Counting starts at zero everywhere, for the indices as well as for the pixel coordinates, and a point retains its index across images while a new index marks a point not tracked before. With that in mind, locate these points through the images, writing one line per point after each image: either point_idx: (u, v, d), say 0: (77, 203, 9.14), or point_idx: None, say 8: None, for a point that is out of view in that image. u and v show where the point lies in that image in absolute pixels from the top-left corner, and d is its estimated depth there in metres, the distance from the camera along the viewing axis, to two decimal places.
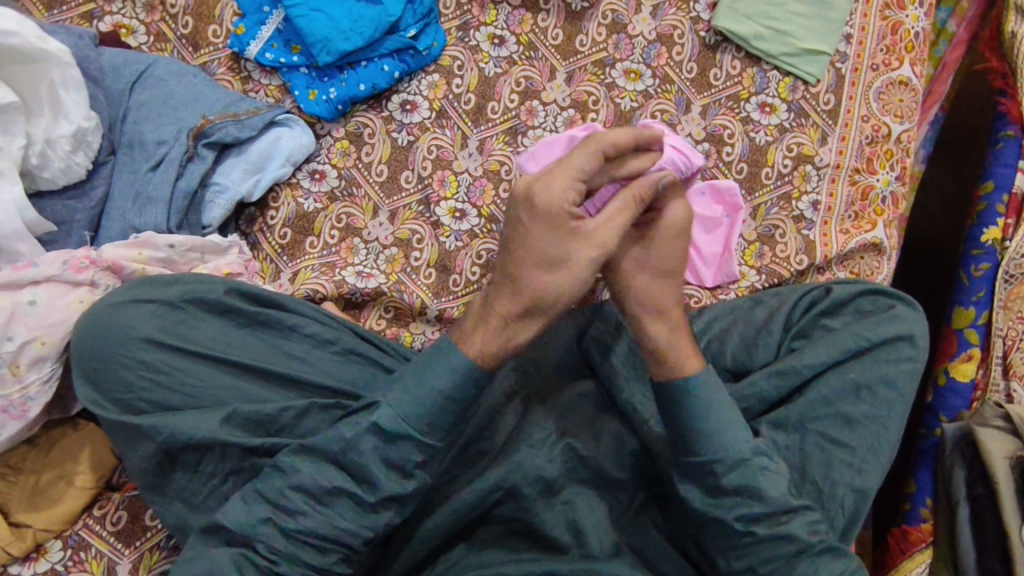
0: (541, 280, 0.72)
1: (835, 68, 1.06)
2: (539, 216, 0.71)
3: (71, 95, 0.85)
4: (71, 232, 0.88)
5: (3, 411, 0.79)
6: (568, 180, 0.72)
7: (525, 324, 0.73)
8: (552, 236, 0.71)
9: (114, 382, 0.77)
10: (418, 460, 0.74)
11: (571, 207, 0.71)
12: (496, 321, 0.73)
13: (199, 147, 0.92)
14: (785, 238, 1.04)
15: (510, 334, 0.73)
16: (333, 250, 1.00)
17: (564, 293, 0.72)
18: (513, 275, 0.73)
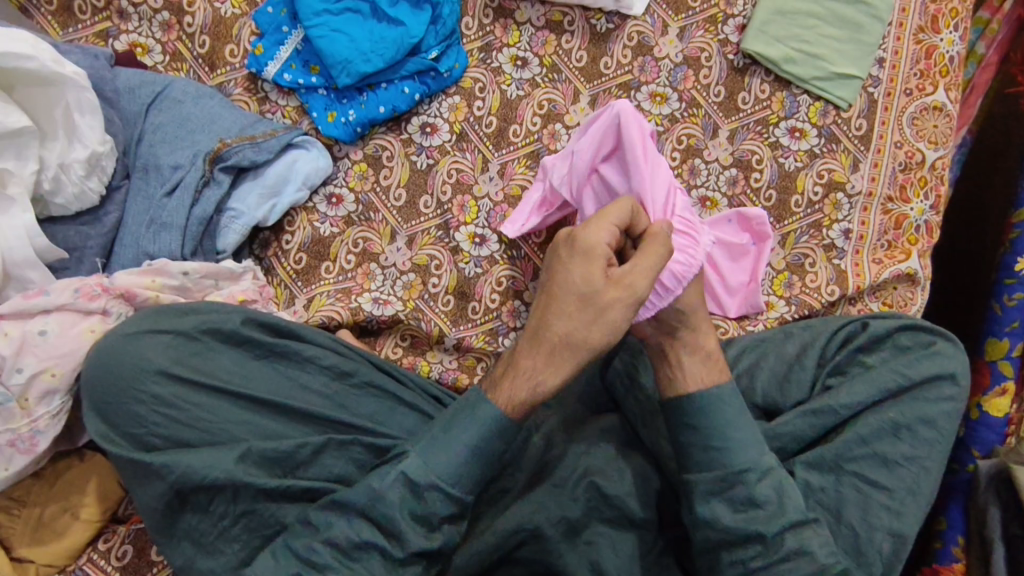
0: (569, 326, 0.70)
1: (868, 93, 1.03)
2: (576, 255, 0.70)
3: (87, 119, 0.83)
4: (83, 259, 0.86)
5: (10, 444, 0.76)
6: (605, 228, 0.71)
7: (559, 368, 0.71)
8: (586, 270, 0.69)
9: (125, 417, 0.74)
10: (440, 502, 0.72)
11: (606, 255, 0.70)
12: (527, 367, 0.72)
13: (216, 172, 0.90)
14: (815, 267, 1.01)
15: (538, 381, 0.71)
16: (349, 275, 0.97)
17: (595, 338, 0.70)
18: (543, 319, 0.71)
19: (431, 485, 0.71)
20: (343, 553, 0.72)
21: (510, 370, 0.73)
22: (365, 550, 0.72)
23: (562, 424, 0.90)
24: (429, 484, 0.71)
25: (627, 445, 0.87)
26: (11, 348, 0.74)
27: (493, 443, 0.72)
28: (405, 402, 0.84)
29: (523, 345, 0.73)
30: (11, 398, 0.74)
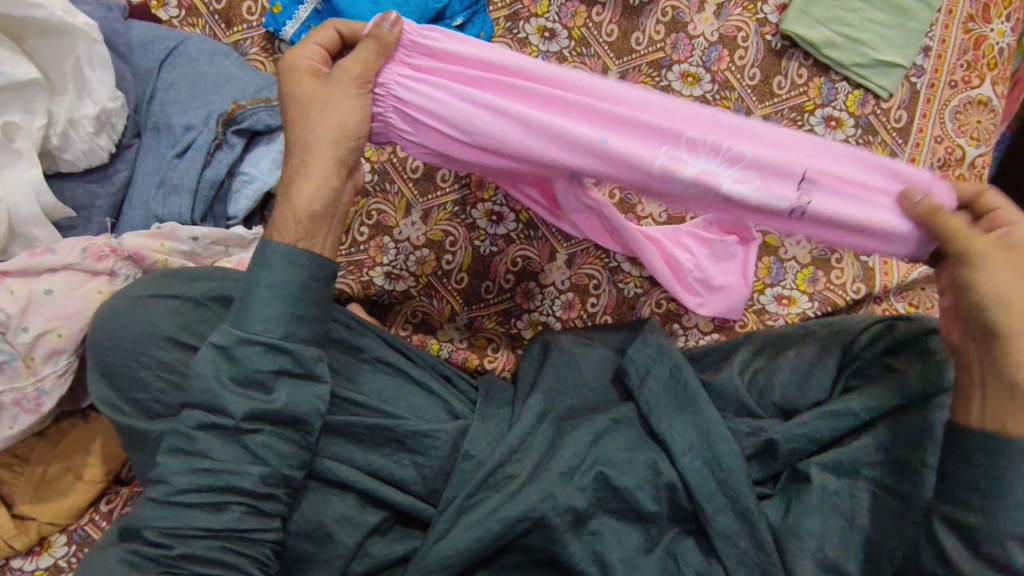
0: (345, 127, 0.69)
1: (910, 83, 0.98)
2: (992, 390, 0.63)
3: (97, 74, 0.80)
4: (91, 218, 0.84)
5: (15, 404, 0.75)
6: (314, 53, 0.71)
7: (353, 183, 0.72)
8: (307, 90, 0.70)
9: (129, 382, 0.73)
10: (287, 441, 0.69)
11: (311, 75, 0.71)
12: (307, 171, 0.70)
13: (229, 134, 0.86)
14: (841, 264, 0.98)
15: (312, 206, 0.69)
16: (361, 248, 0.96)
17: (350, 135, 0.70)
18: (311, 111, 0.69)
19: (251, 350, 0.68)
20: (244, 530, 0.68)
21: (296, 170, 0.70)
22: (235, 452, 0.68)
23: (571, 411, 0.88)
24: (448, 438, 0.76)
25: (638, 437, 0.86)
26: (16, 307, 0.73)
27: (294, 290, 0.69)
28: (412, 378, 0.87)
29: (301, 145, 0.70)
30: (16, 356, 0.73)
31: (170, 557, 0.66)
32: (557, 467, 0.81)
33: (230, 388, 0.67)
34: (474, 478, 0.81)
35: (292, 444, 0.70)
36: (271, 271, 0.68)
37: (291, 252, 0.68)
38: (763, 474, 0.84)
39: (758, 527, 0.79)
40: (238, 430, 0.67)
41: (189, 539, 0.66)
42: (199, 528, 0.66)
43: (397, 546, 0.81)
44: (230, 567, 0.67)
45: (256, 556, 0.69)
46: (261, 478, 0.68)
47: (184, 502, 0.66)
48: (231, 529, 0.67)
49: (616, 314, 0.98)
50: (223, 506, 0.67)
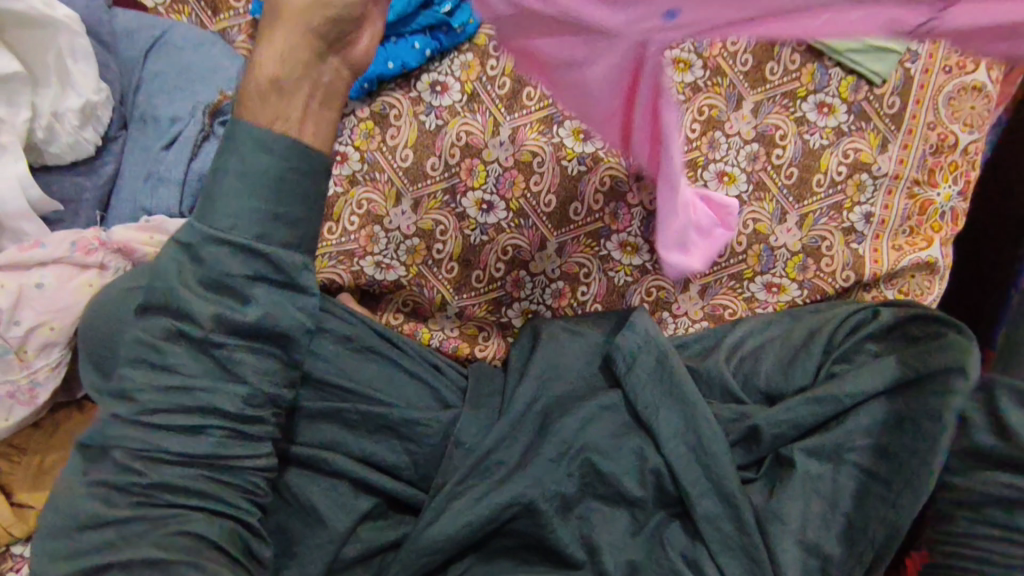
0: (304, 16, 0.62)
1: (904, 68, 0.94)
2: None
3: (79, 66, 0.81)
4: (79, 211, 0.83)
5: (10, 396, 0.76)
6: None
7: (332, 60, 0.65)
8: None
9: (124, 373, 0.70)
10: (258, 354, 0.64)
11: None
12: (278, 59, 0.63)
13: (215, 125, 0.85)
14: (831, 251, 0.98)
15: (280, 81, 0.63)
16: (352, 237, 0.96)
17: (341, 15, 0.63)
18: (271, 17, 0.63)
19: (222, 252, 0.61)
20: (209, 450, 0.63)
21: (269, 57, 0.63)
22: (206, 366, 0.63)
23: (560, 399, 0.89)
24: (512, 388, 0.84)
25: (625, 424, 0.87)
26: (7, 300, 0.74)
27: (260, 183, 0.61)
28: (403, 368, 0.89)
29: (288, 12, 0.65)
30: (9, 349, 0.74)
31: (139, 483, 0.62)
32: (545, 454, 0.83)
33: (203, 298, 0.61)
34: (464, 465, 0.82)
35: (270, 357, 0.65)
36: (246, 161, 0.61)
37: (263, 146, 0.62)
38: (746, 459, 0.85)
39: (742, 511, 0.80)
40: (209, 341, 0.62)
41: (161, 465, 0.62)
42: (171, 453, 0.62)
43: (389, 531, 0.82)
44: (209, 493, 0.64)
45: (238, 484, 0.66)
46: (243, 401, 0.63)
47: (160, 423, 0.62)
48: (205, 455, 0.63)
49: (606, 303, 0.99)
50: (202, 429, 0.63)
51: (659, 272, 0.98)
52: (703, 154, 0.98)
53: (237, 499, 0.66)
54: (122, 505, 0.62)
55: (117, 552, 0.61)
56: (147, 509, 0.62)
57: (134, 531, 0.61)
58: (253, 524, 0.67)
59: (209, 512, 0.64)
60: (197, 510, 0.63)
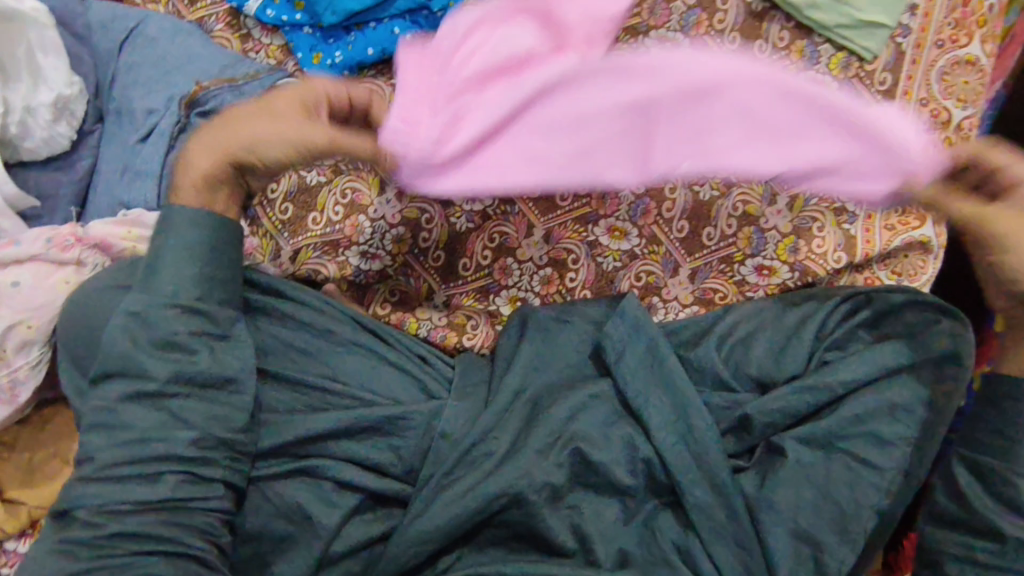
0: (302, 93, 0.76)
1: (896, 43, 0.95)
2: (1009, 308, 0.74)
3: (50, 60, 0.81)
4: (57, 207, 0.83)
5: None
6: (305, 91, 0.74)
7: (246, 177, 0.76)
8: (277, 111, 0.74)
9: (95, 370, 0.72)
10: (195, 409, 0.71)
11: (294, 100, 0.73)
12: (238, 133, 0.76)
13: (193, 117, 0.83)
14: (823, 233, 0.96)
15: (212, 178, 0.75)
16: (336, 227, 0.96)
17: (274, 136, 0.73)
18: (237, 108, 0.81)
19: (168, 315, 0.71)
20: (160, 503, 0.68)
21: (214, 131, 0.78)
22: (160, 417, 0.70)
23: (549, 388, 0.89)
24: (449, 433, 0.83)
25: (615, 412, 0.87)
26: None
27: (220, 247, 0.75)
28: (389, 361, 0.89)
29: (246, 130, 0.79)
30: None
31: (99, 536, 0.66)
32: (532, 445, 0.83)
33: (155, 359, 0.70)
34: (450, 458, 0.82)
35: (210, 411, 0.71)
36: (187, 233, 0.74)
37: (218, 217, 0.74)
38: (738, 446, 0.85)
39: (732, 497, 0.80)
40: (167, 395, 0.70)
41: (121, 514, 0.67)
42: (131, 501, 0.67)
43: (376, 526, 0.82)
44: (165, 537, 0.66)
45: (195, 525, 0.68)
46: (192, 442, 0.69)
47: (114, 476, 0.67)
48: (162, 499, 0.68)
49: (595, 290, 0.98)
50: (156, 476, 0.68)
51: (647, 256, 0.98)
52: None
53: (196, 539, 0.68)
54: (83, 557, 0.65)
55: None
56: (108, 559, 0.65)
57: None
58: (210, 559, 0.67)
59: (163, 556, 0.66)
60: (153, 556, 0.66)
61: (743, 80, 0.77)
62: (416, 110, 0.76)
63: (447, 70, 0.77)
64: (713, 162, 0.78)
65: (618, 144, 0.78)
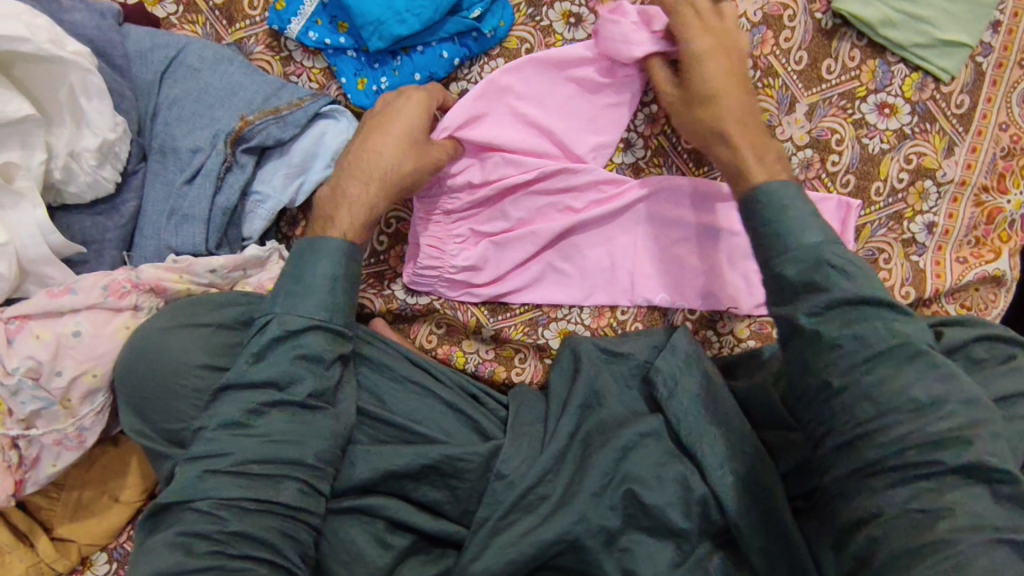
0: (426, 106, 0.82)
1: (975, 63, 0.89)
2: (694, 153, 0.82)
3: (94, 104, 0.76)
4: (103, 252, 0.81)
5: (58, 442, 0.76)
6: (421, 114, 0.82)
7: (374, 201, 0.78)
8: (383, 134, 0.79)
9: (161, 412, 0.73)
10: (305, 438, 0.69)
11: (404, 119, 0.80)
12: (382, 156, 0.78)
13: (238, 153, 0.82)
14: (890, 265, 0.91)
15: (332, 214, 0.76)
16: (381, 258, 0.94)
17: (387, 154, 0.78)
18: (394, 104, 0.81)
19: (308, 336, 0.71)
20: (270, 511, 0.66)
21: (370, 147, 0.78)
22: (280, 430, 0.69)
23: (601, 424, 0.85)
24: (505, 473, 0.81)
25: (668, 452, 0.83)
26: (47, 352, 0.73)
27: (353, 278, 0.75)
28: (442, 400, 0.87)
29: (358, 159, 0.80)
30: (54, 401, 0.74)
31: (219, 531, 0.64)
32: (587, 489, 0.80)
33: (297, 369, 0.70)
34: (507, 500, 0.79)
35: (334, 431, 0.71)
36: (330, 263, 0.73)
37: (349, 248, 0.75)
38: (798, 491, 0.82)
39: (795, 544, 0.77)
40: (300, 407, 0.70)
41: (243, 513, 0.65)
42: (250, 500, 0.66)
43: (429, 567, 0.79)
44: (275, 547, 0.65)
45: (300, 541, 0.68)
46: (318, 456, 0.69)
47: (250, 473, 0.66)
48: (284, 503, 0.67)
49: (647, 322, 0.95)
50: (282, 482, 0.67)
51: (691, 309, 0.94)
52: None
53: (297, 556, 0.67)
54: (197, 554, 0.63)
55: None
56: (220, 560, 0.63)
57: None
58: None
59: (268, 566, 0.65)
60: (261, 565, 0.64)
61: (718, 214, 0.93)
62: (454, 225, 0.91)
63: (472, 196, 0.90)
64: (697, 295, 0.93)
65: (637, 252, 0.94)
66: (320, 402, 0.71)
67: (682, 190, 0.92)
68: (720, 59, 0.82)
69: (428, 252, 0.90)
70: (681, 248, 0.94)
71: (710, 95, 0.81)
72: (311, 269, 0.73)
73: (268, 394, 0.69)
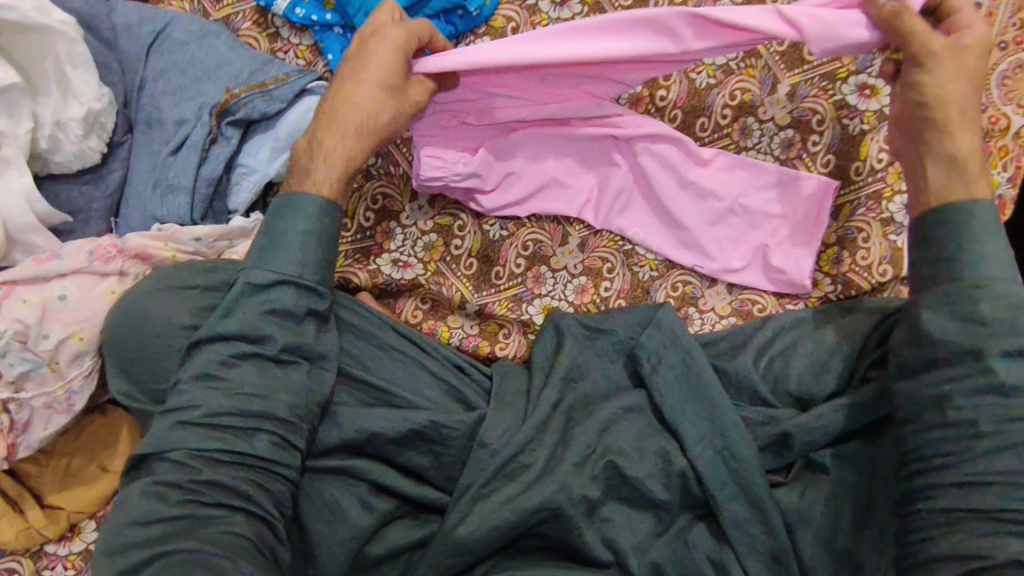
0: (403, 46, 0.77)
1: None
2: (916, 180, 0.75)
3: (79, 73, 0.78)
4: (89, 221, 0.83)
5: (48, 406, 0.77)
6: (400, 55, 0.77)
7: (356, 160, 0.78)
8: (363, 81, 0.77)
9: (147, 372, 0.75)
10: (280, 389, 0.72)
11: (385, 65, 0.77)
12: (355, 103, 0.77)
13: (224, 126, 0.83)
14: (868, 243, 0.92)
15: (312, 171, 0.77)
16: (367, 234, 0.95)
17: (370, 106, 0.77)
18: (370, 41, 0.77)
19: (285, 292, 0.73)
20: (243, 462, 0.69)
21: (350, 90, 0.77)
22: (258, 382, 0.71)
23: (586, 398, 0.87)
24: (488, 442, 0.82)
25: (650, 425, 0.86)
26: (34, 315, 0.74)
27: (331, 240, 0.76)
28: (425, 371, 0.88)
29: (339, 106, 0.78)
30: (42, 363, 0.75)
31: (194, 482, 0.68)
32: (569, 458, 0.81)
33: (266, 324, 0.72)
34: (489, 468, 0.80)
35: (305, 386, 0.74)
36: (304, 219, 0.74)
37: (326, 206, 0.76)
38: (777, 463, 0.84)
39: (769, 514, 0.79)
40: (272, 359, 0.72)
41: (216, 466, 0.69)
42: (223, 452, 0.69)
43: (414, 531, 0.81)
44: (248, 497, 0.68)
45: (273, 492, 0.71)
46: (290, 409, 0.72)
47: (221, 425, 0.69)
48: (255, 456, 0.70)
49: (630, 299, 0.95)
50: (254, 435, 0.70)
51: (685, 267, 0.95)
52: (734, 142, 0.93)
53: (271, 507, 0.70)
54: (173, 504, 0.66)
55: (164, 547, 0.64)
56: (193, 508, 0.67)
57: (180, 529, 0.65)
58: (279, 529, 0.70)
59: (245, 515, 0.68)
60: (234, 513, 0.68)
61: (728, 179, 0.93)
62: (467, 135, 0.91)
63: (494, 115, 0.88)
64: (689, 245, 0.94)
65: (642, 190, 0.94)
66: (293, 357, 0.74)
67: (696, 155, 0.92)
68: (953, 63, 0.71)
69: (434, 157, 0.89)
70: (688, 196, 0.93)
71: (931, 101, 0.72)
72: (287, 226, 0.74)
73: (239, 346, 0.72)
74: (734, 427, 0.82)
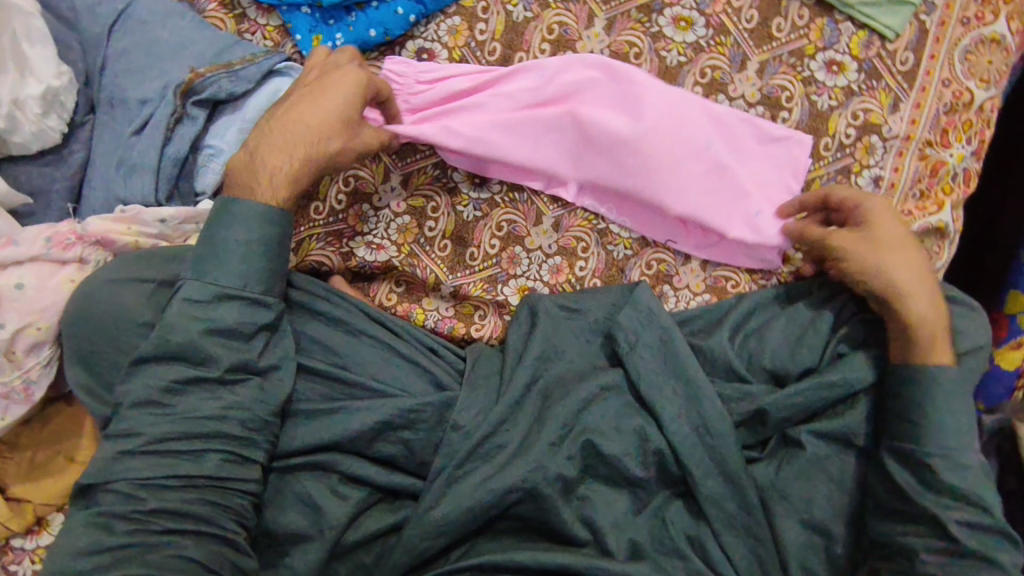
0: (363, 83, 0.79)
1: (919, 21, 0.92)
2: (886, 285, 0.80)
3: (37, 50, 0.79)
4: (50, 203, 0.82)
5: (5, 396, 0.76)
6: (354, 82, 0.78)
7: (302, 173, 0.77)
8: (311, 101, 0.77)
9: (107, 362, 0.74)
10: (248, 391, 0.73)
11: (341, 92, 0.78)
12: (306, 125, 0.77)
13: (189, 105, 0.82)
14: None
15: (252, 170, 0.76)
16: (339, 217, 0.94)
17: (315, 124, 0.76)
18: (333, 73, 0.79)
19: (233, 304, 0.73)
20: (195, 481, 0.70)
21: (302, 105, 0.77)
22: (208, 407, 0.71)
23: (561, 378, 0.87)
24: (462, 424, 0.81)
25: (626, 404, 0.85)
26: None
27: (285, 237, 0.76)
28: (398, 354, 0.88)
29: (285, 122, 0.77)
30: None
31: (140, 509, 0.68)
32: (545, 437, 0.80)
33: (211, 347, 0.71)
34: (463, 448, 0.80)
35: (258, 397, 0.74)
36: (245, 229, 0.73)
37: (267, 212, 0.75)
38: (751, 438, 0.85)
39: (744, 488, 0.80)
40: (218, 381, 0.72)
41: (161, 491, 0.69)
42: (172, 480, 0.69)
43: (389, 515, 0.81)
44: (202, 518, 0.69)
45: (230, 508, 0.71)
46: (242, 425, 0.72)
47: (170, 451, 0.69)
48: (210, 475, 0.70)
49: (605, 279, 0.95)
50: (202, 454, 0.70)
51: (658, 244, 0.95)
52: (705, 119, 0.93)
53: (228, 522, 0.71)
54: (121, 533, 0.67)
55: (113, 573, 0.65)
56: (143, 535, 0.67)
57: (127, 557, 0.66)
58: (239, 544, 0.71)
59: (197, 538, 0.69)
60: (184, 536, 0.68)
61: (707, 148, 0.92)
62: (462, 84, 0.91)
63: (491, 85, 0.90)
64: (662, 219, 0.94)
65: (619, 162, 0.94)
66: (241, 373, 0.73)
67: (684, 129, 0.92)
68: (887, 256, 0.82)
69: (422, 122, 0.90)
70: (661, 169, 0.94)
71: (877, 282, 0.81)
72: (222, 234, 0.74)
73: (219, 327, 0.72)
74: (706, 407, 0.83)
